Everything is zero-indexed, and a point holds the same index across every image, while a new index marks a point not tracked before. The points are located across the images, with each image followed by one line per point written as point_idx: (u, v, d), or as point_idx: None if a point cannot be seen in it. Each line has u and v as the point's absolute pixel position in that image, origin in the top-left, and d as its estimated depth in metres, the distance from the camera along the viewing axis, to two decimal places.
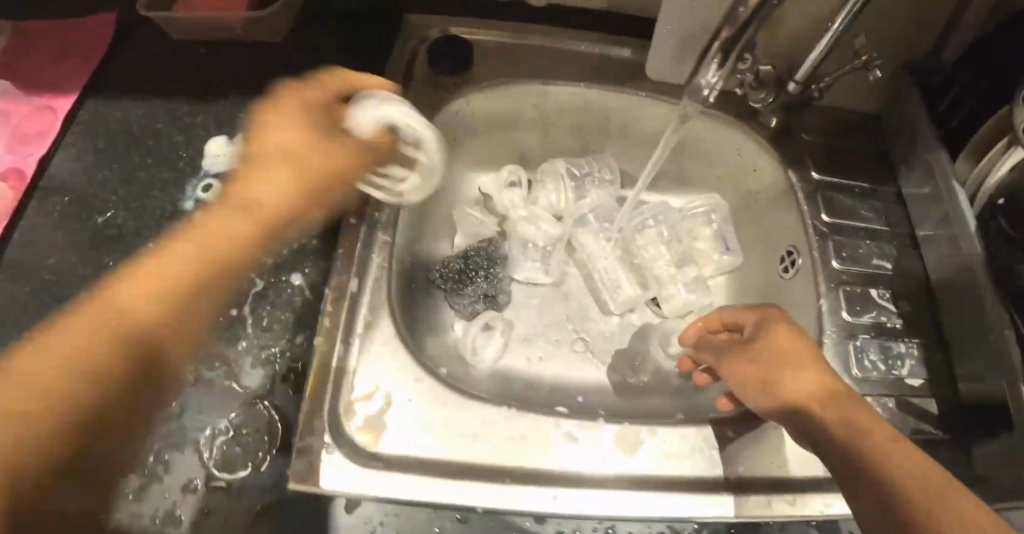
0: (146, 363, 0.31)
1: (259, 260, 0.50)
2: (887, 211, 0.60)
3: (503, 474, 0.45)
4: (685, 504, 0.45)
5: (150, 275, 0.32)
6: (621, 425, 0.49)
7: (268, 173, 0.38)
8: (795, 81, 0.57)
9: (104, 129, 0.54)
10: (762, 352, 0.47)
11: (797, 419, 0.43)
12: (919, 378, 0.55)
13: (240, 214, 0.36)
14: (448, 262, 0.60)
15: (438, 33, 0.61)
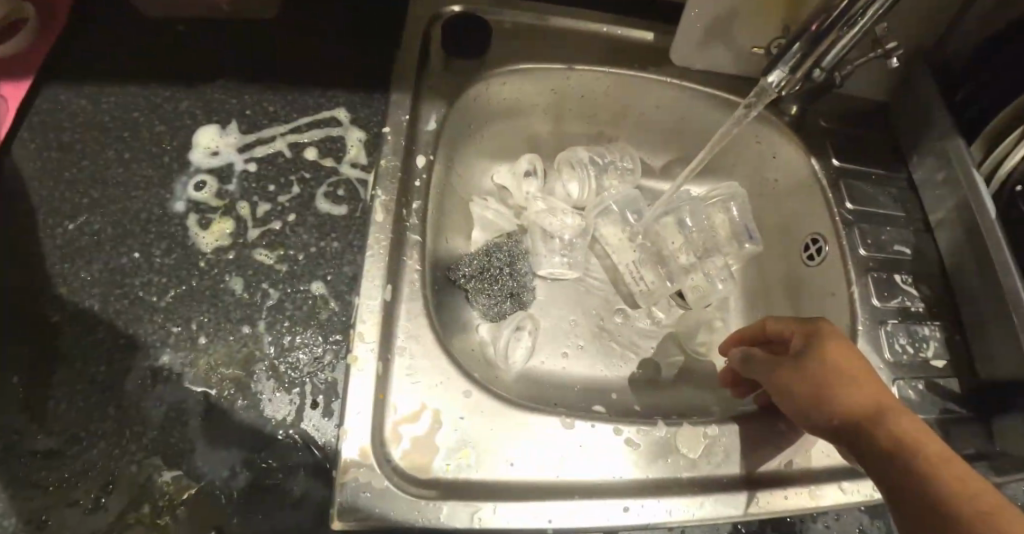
0: None
1: (272, 268, 0.44)
2: (902, 197, 0.61)
3: (569, 491, 0.41)
4: (748, 502, 0.44)
5: None
6: (679, 427, 0.46)
7: None
8: (820, 69, 0.56)
9: (67, 120, 0.46)
10: (813, 370, 0.41)
11: (851, 441, 0.38)
12: (943, 359, 0.56)
13: None
14: (466, 260, 0.55)
15: (452, 11, 0.56)
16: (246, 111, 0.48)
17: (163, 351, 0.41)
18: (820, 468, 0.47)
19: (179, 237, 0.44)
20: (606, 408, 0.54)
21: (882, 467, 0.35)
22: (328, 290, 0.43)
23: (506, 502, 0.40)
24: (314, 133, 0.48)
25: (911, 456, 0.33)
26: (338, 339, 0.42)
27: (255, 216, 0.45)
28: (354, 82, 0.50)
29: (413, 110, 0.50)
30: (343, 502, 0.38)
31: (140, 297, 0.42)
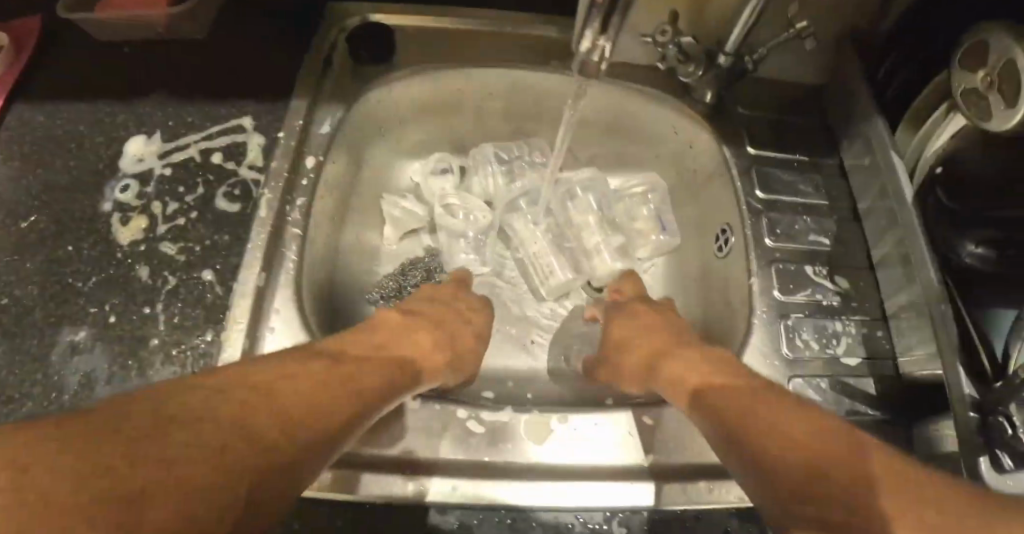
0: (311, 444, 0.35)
1: (174, 259, 0.50)
2: (827, 185, 0.58)
3: (400, 465, 0.44)
4: (624, 495, 0.44)
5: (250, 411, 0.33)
6: (532, 414, 0.48)
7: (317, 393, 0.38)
8: (724, 54, 0.54)
9: (27, 134, 0.55)
10: (663, 361, 0.47)
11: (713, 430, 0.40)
12: (856, 357, 0.52)
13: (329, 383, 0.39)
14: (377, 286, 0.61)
15: (357, 20, 0.60)
16: (168, 122, 0.55)
17: (82, 328, 0.48)
18: (679, 464, 0.46)
19: (104, 233, 0.52)
20: (498, 394, 0.56)
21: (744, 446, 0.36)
22: (216, 277, 0.49)
23: (340, 472, 0.43)
24: (221, 140, 0.54)
25: (798, 439, 0.35)
26: (219, 320, 0.48)
27: (165, 214, 0.52)
28: (259, 92, 0.56)
29: (308, 115, 0.55)
30: None
31: (70, 283, 0.50)
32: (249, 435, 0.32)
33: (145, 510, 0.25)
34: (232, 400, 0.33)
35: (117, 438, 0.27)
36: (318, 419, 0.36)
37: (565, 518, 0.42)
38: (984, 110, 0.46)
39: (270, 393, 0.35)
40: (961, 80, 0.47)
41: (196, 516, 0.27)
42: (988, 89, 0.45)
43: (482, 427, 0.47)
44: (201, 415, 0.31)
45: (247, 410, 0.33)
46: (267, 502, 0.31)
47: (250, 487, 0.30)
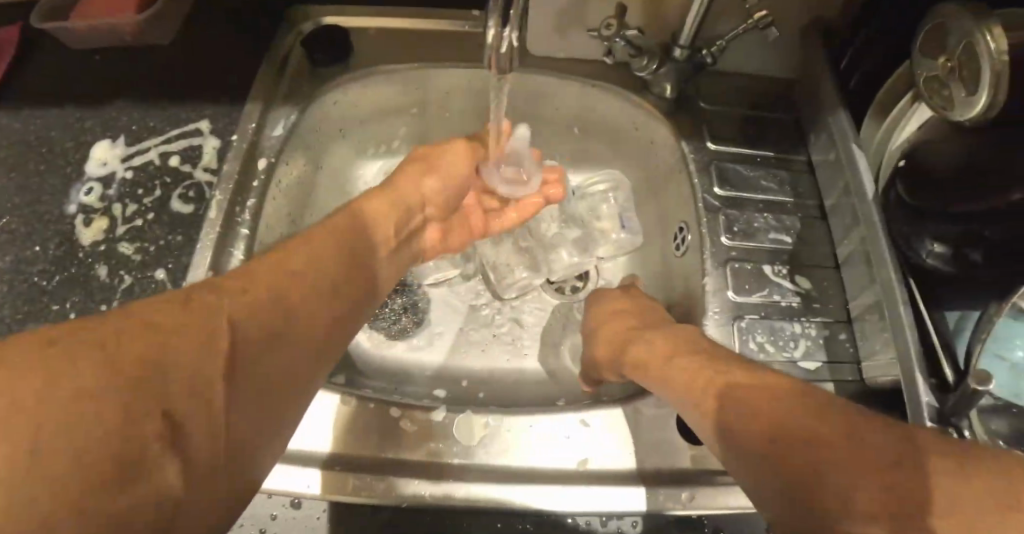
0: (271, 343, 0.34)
1: (130, 258, 0.52)
2: (793, 180, 0.55)
3: (330, 463, 0.44)
4: (636, 491, 0.44)
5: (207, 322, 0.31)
6: (466, 414, 0.48)
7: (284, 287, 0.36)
8: (679, 46, 0.52)
9: (1, 140, 0.58)
10: (634, 355, 0.46)
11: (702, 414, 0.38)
12: (815, 361, 0.49)
13: (287, 269, 0.37)
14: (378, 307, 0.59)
15: (313, 24, 0.62)
16: (132, 126, 0.57)
17: (44, 324, 0.50)
18: (614, 470, 0.46)
19: (69, 233, 0.54)
20: (449, 393, 0.55)
21: (738, 429, 0.34)
22: (168, 276, 0.51)
23: (337, 473, 0.44)
24: (179, 143, 0.56)
25: (807, 417, 0.31)
26: None
27: (124, 215, 0.54)
28: (217, 97, 0.58)
29: (262, 117, 0.56)
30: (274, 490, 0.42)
31: (35, 281, 0.52)
32: (260, 332, 0.33)
33: (162, 401, 0.27)
34: (248, 296, 0.34)
35: (140, 330, 0.29)
36: (324, 317, 0.38)
37: (494, 519, 0.43)
38: (946, 99, 0.44)
39: (285, 285, 0.36)
40: (923, 67, 0.45)
41: (202, 405, 0.29)
42: (949, 76, 0.43)
43: (415, 426, 0.47)
44: (214, 307, 0.32)
45: (257, 307, 0.34)
46: (274, 396, 0.34)
47: (256, 384, 0.33)
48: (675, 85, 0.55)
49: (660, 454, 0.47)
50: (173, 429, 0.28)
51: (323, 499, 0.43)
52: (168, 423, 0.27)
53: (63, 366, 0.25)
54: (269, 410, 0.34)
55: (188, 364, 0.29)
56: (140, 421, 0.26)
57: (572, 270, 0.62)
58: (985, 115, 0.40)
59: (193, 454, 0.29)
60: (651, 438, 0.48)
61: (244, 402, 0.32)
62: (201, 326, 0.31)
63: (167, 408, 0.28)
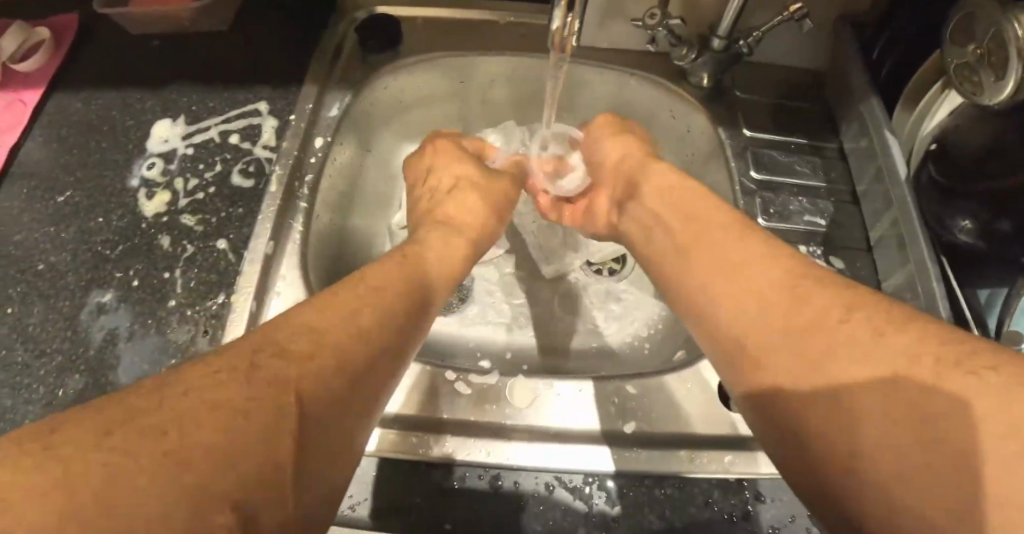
0: (333, 394, 0.31)
1: (192, 229, 0.54)
2: (826, 167, 0.58)
3: (392, 420, 0.47)
4: (603, 453, 0.46)
5: (258, 385, 0.28)
6: (516, 379, 0.51)
7: (330, 332, 0.33)
8: (718, 37, 0.55)
9: (64, 119, 0.60)
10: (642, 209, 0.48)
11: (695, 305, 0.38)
12: None
13: (336, 315, 0.34)
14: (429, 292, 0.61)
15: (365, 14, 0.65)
16: (191, 107, 0.60)
17: (108, 291, 0.52)
18: (657, 434, 0.48)
19: (131, 206, 0.56)
20: (495, 363, 0.57)
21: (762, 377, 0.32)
22: (229, 246, 0.53)
23: (397, 434, 0.46)
24: (238, 123, 0.58)
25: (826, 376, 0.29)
26: (231, 283, 0.51)
27: (186, 189, 0.56)
28: (274, 80, 0.60)
29: (318, 99, 0.59)
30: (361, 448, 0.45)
31: (99, 250, 0.54)
32: (323, 387, 0.30)
33: (233, 490, 0.24)
34: (315, 365, 0.30)
35: (207, 413, 0.26)
36: (384, 381, 0.35)
37: (545, 478, 0.45)
38: (975, 85, 0.46)
39: (332, 328, 0.33)
40: (952, 55, 0.48)
41: (273, 491, 0.26)
42: (979, 62, 0.45)
43: (470, 389, 0.50)
44: (281, 381, 0.28)
45: (310, 365, 0.30)
46: (339, 463, 0.31)
47: (323, 456, 0.29)
48: (711, 75, 0.58)
49: (700, 422, 0.49)
50: (244, 520, 0.25)
51: (377, 455, 0.45)
52: (239, 516, 0.24)
53: (121, 463, 0.23)
54: (336, 474, 0.31)
55: (253, 446, 0.26)
56: (207, 513, 0.23)
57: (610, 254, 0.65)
58: (1014, 99, 0.43)
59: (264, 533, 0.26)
60: (694, 408, 0.50)
61: (313, 473, 0.28)
62: (254, 384, 0.28)
63: (235, 500, 0.24)
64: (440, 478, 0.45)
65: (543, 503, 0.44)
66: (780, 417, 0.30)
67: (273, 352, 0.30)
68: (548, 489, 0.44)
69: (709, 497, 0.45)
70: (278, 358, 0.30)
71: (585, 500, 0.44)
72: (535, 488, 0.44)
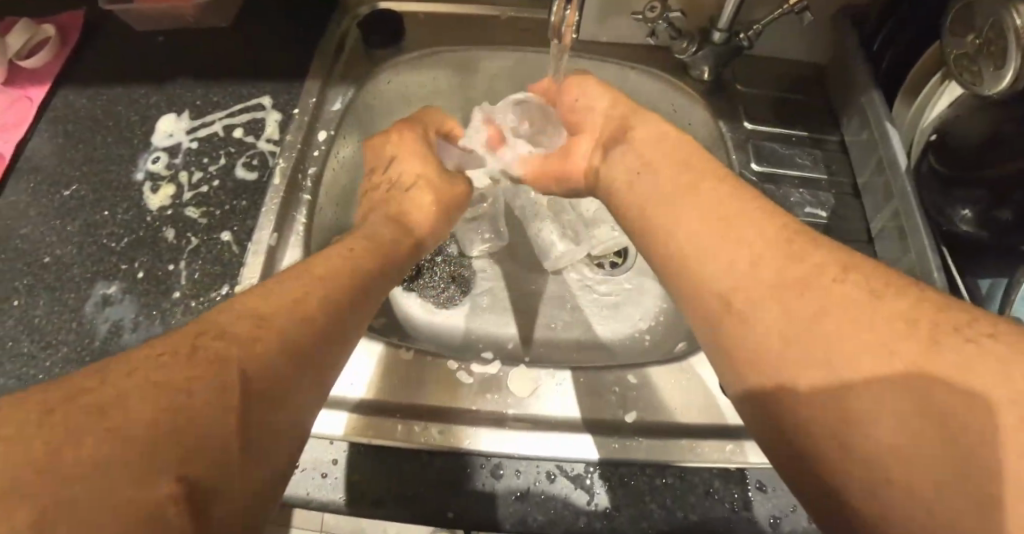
0: (272, 373, 0.30)
1: (196, 221, 0.54)
2: (827, 159, 0.58)
3: (395, 410, 0.48)
4: (587, 441, 0.46)
5: (193, 365, 0.28)
6: (518, 369, 0.51)
7: (269, 311, 0.33)
8: (718, 30, 0.55)
9: (69, 115, 0.61)
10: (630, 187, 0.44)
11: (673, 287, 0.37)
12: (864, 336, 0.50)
13: (277, 298, 0.34)
14: (422, 282, 0.59)
15: (367, 9, 0.65)
16: (196, 102, 0.60)
17: (114, 283, 0.52)
18: (658, 424, 0.49)
19: (136, 199, 0.56)
20: (498, 354, 0.58)
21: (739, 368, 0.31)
22: (233, 238, 0.53)
23: (368, 418, 0.46)
24: (242, 117, 0.59)
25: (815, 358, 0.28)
26: (235, 275, 0.51)
27: (190, 183, 0.56)
28: (278, 74, 0.61)
29: (321, 93, 0.59)
30: (338, 431, 0.45)
31: (105, 243, 0.54)
32: (264, 366, 0.30)
33: (177, 461, 0.25)
34: (260, 344, 0.31)
35: (147, 391, 0.26)
36: (334, 358, 0.35)
37: (547, 467, 0.45)
38: (974, 75, 0.46)
39: (274, 311, 0.33)
40: (951, 46, 0.48)
41: (218, 464, 0.26)
42: (978, 53, 0.46)
43: (472, 378, 0.51)
44: (224, 360, 0.29)
45: (250, 342, 0.30)
46: (286, 438, 0.31)
47: (272, 434, 0.30)
48: (711, 68, 0.58)
49: (698, 413, 0.49)
50: (188, 495, 0.25)
51: (346, 440, 0.45)
52: (184, 486, 0.24)
53: (69, 437, 0.23)
54: (283, 449, 0.30)
55: (195, 423, 0.26)
56: (150, 486, 0.23)
57: (611, 248, 0.64)
58: (1013, 88, 0.43)
59: (209, 508, 0.26)
60: (695, 398, 0.50)
61: (258, 451, 0.29)
62: (189, 365, 0.28)
63: (179, 470, 0.24)
64: (442, 466, 0.45)
65: (544, 492, 0.44)
66: (761, 415, 0.30)
67: (208, 334, 0.30)
68: (550, 478, 0.45)
69: (711, 487, 0.45)
70: (213, 338, 0.30)
71: (586, 489, 0.44)
72: (536, 477, 0.45)
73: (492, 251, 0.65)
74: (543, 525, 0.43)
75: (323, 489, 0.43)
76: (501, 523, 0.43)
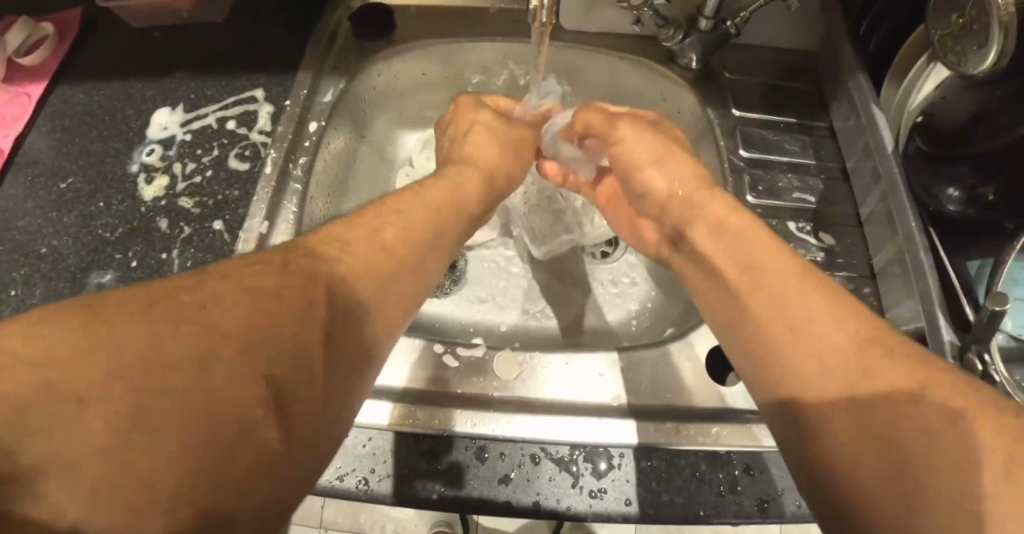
0: (350, 311, 0.33)
1: (189, 211, 0.55)
2: (816, 144, 0.58)
3: (380, 393, 0.48)
4: (629, 427, 0.46)
5: (298, 287, 0.30)
6: (504, 353, 0.51)
7: (355, 253, 0.35)
8: (704, 17, 0.55)
9: (66, 110, 0.62)
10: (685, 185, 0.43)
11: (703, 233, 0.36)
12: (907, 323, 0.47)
13: (369, 243, 0.36)
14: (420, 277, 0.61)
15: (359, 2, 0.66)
16: (190, 96, 0.61)
17: (108, 272, 0.53)
18: (644, 406, 0.48)
19: (131, 190, 0.57)
20: (489, 338, 0.59)
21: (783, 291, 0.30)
22: (225, 226, 0.54)
23: (387, 404, 0.47)
24: (235, 109, 0.60)
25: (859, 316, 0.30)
26: (226, 263, 0.52)
27: (184, 174, 0.57)
28: (271, 68, 0.62)
29: (312, 85, 0.60)
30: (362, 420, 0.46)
31: (99, 234, 0.55)
32: (348, 304, 0.33)
33: (267, 369, 0.27)
34: (348, 280, 0.33)
35: (245, 301, 0.28)
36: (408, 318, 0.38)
37: (532, 449, 0.45)
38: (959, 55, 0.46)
39: (367, 254, 0.35)
40: (937, 26, 0.48)
41: (304, 381, 0.28)
42: (962, 32, 0.45)
43: (457, 361, 0.51)
44: (312, 284, 0.31)
45: (341, 277, 0.33)
46: (359, 380, 0.33)
47: (347, 373, 0.32)
48: (699, 57, 0.58)
49: (684, 396, 0.49)
50: (278, 400, 0.27)
51: (390, 429, 0.46)
52: (274, 392, 0.27)
53: None
54: (354, 390, 0.33)
55: (288, 338, 0.28)
56: (248, 388, 0.26)
57: (604, 235, 0.64)
58: (998, 66, 0.43)
59: (298, 424, 0.28)
60: (682, 380, 0.50)
61: (336, 382, 0.31)
62: (297, 287, 0.30)
63: (270, 376, 0.27)
64: (427, 448, 0.45)
65: (528, 475, 0.44)
66: None
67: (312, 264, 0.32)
68: (535, 460, 0.45)
69: (697, 470, 0.45)
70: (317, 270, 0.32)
71: (570, 473, 0.44)
72: (522, 458, 0.45)
73: (481, 241, 0.65)
74: (529, 508, 0.43)
75: (341, 478, 0.44)
76: (482, 506, 0.43)
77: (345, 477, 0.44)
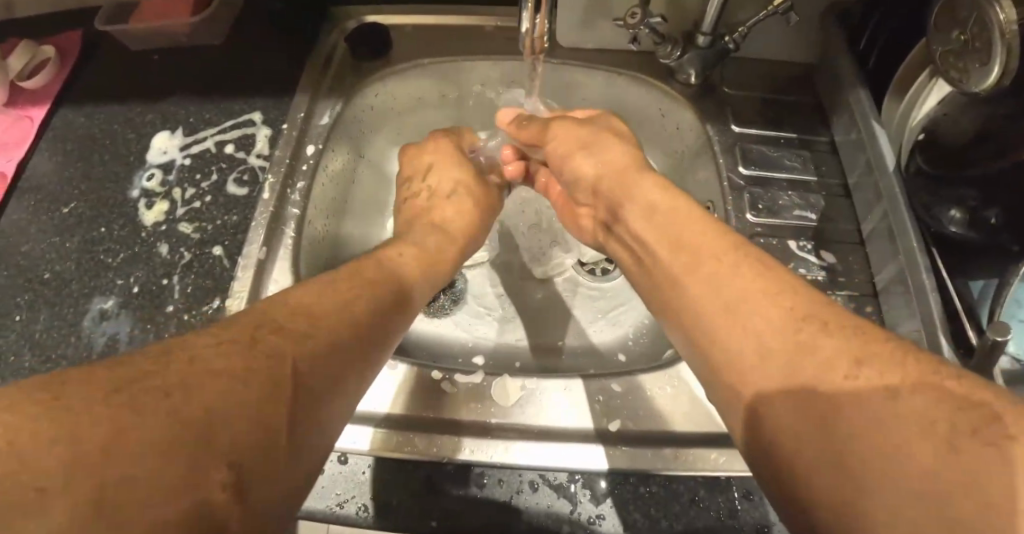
0: (316, 368, 0.33)
1: (189, 237, 0.55)
2: (817, 160, 0.57)
3: (377, 419, 0.49)
4: (597, 453, 0.46)
5: (252, 352, 0.31)
6: (501, 378, 0.52)
7: (309, 306, 0.36)
8: (702, 33, 0.55)
9: (68, 134, 0.62)
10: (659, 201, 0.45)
11: None
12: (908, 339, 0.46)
13: (325, 297, 0.37)
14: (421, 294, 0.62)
15: (356, 22, 0.67)
16: (189, 119, 0.62)
17: (110, 297, 0.53)
18: (643, 432, 0.49)
19: (132, 216, 0.57)
20: (489, 358, 0.59)
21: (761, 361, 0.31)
22: (224, 252, 0.54)
23: (386, 432, 0.47)
24: (234, 133, 0.60)
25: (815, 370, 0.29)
26: (226, 289, 0.52)
27: (183, 199, 0.58)
28: (270, 91, 0.62)
29: (309, 108, 0.61)
30: (358, 445, 0.46)
31: (101, 259, 0.55)
32: (312, 359, 0.33)
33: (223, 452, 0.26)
34: (305, 334, 0.34)
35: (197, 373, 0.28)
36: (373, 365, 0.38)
37: (530, 476, 0.45)
38: (961, 73, 0.45)
39: (323, 306, 0.37)
40: (940, 42, 0.47)
41: (264, 455, 0.28)
42: (964, 49, 0.44)
43: (455, 387, 0.51)
44: (266, 343, 0.32)
45: (300, 333, 0.34)
46: (323, 437, 0.33)
47: (308, 396, 0.32)
48: (698, 73, 0.58)
49: (686, 421, 0.49)
50: (236, 481, 0.26)
51: (371, 455, 0.46)
52: (234, 474, 0.26)
53: None
54: (319, 449, 0.32)
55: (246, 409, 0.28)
56: (207, 472, 0.25)
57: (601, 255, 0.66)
58: (1000, 84, 0.42)
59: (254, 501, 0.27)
60: (681, 405, 0.50)
61: (301, 448, 0.31)
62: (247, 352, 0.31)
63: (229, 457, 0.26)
64: (427, 477, 0.45)
65: (526, 502, 0.44)
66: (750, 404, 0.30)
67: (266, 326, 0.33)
68: (532, 488, 0.45)
69: (696, 497, 0.45)
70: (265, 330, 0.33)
71: (568, 498, 0.44)
72: (519, 485, 0.45)
73: (480, 261, 0.66)
74: None
75: (341, 506, 0.44)
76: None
77: (344, 505, 0.44)
